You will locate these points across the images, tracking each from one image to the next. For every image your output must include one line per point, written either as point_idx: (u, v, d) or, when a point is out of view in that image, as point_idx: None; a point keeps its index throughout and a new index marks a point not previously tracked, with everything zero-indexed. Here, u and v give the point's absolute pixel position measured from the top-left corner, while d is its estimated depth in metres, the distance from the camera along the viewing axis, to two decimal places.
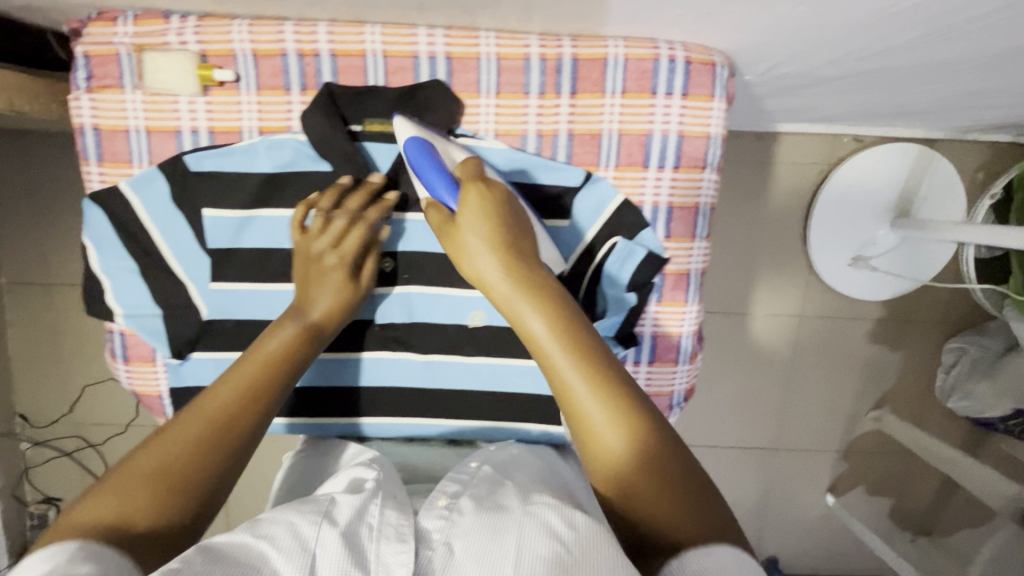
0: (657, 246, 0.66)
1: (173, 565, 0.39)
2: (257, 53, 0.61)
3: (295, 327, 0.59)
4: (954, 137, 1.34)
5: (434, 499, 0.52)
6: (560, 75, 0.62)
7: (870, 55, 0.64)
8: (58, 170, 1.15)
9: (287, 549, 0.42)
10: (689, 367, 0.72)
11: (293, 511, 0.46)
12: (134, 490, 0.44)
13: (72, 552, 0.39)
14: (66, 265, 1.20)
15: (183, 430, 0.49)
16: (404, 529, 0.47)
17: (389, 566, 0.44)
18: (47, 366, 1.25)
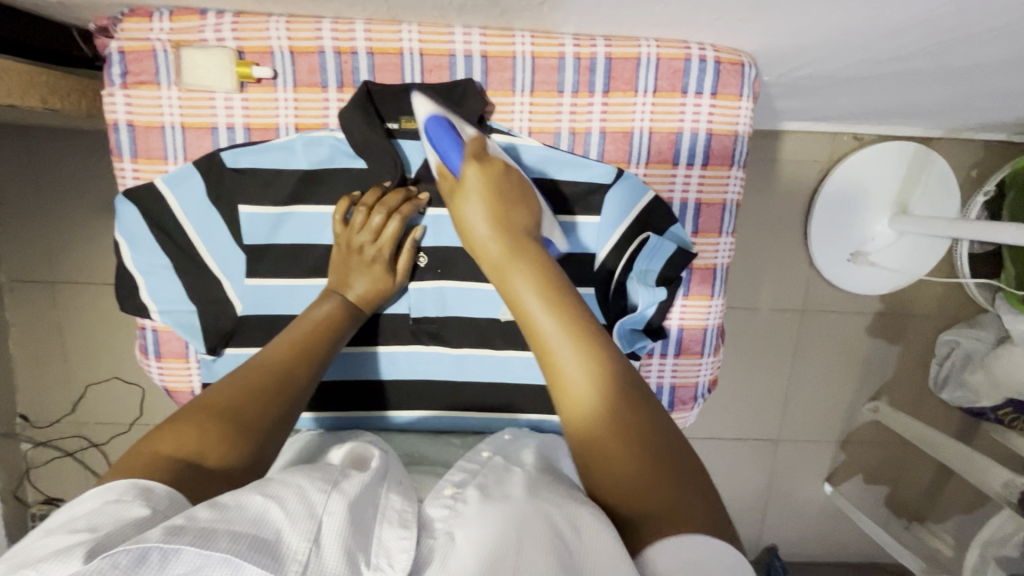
0: (686, 241, 0.68)
1: (176, 522, 0.36)
2: (294, 49, 0.62)
3: (336, 302, 0.63)
4: (950, 136, 1.38)
5: (440, 490, 0.49)
6: (594, 74, 0.64)
7: (890, 58, 0.66)
8: (62, 166, 1.13)
9: (294, 514, 0.39)
10: (713, 359, 0.75)
11: (303, 475, 0.43)
12: (207, 425, 0.48)
13: (122, 491, 0.40)
14: (73, 263, 1.18)
15: (247, 378, 0.53)
16: (408, 515, 0.44)
17: (390, 552, 0.41)
18: (51, 365, 1.24)
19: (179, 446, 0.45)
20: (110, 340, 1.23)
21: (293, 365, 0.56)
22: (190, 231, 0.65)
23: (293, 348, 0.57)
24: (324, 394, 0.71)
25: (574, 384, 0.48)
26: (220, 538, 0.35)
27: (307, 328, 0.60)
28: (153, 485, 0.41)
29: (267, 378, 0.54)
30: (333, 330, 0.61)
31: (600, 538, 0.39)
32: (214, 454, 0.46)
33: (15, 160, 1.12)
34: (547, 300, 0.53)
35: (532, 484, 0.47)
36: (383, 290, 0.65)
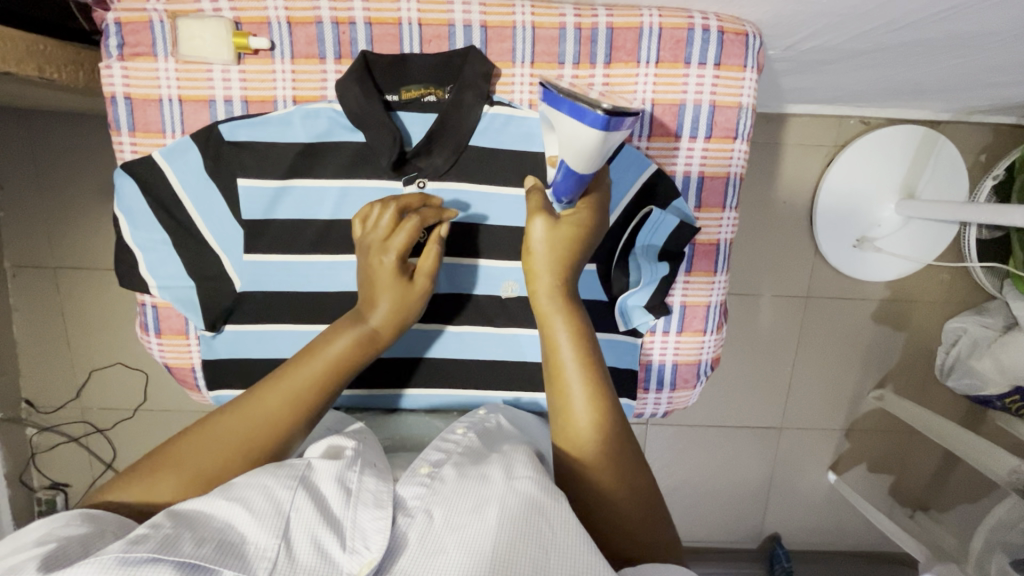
0: (690, 215, 0.66)
1: (141, 531, 0.38)
2: (292, 20, 0.61)
3: (353, 334, 0.56)
4: (958, 119, 1.36)
5: (416, 468, 0.51)
6: (595, 45, 0.62)
7: (899, 27, 0.65)
8: (64, 150, 1.13)
9: (261, 512, 0.41)
10: (715, 337, 0.74)
11: (268, 473, 0.45)
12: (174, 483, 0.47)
13: (70, 517, 0.41)
14: (74, 249, 1.19)
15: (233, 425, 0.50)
16: (382, 495, 0.46)
17: (364, 533, 0.43)
18: (52, 352, 1.24)
19: (141, 487, 0.46)
20: (114, 327, 1.24)
21: (281, 418, 0.51)
22: (187, 205, 0.65)
23: (289, 401, 0.52)
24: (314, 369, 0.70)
25: (591, 451, 0.51)
26: (185, 544, 0.38)
27: (321, 369, 0.53)
28: (102, 513, 0.43)
29: (250, 430, 0.50)
30: (339, 373, 0.55)
31: (570, 536, 0.42)
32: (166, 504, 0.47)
33: (16, 144, 1.12)
34: (582, 350, 0.54)
35: (513, 464, 0.49)
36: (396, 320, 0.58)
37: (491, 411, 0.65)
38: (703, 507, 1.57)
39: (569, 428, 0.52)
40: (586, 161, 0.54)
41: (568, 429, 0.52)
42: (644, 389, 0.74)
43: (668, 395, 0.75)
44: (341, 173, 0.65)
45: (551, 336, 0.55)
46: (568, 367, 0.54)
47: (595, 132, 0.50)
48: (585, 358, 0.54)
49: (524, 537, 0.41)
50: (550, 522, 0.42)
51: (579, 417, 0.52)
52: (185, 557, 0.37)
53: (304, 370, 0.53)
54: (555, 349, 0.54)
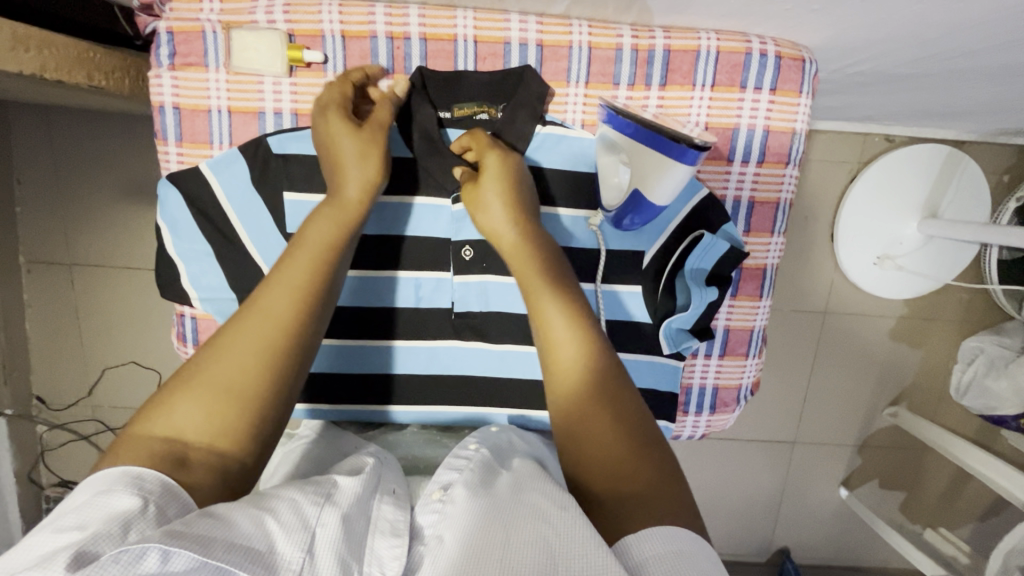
0: (739, 240, 0.66)
1: (176, 526, 0.37)
2: (346, 34, 0.60)
3: (331, 211, 0.55)
4: (983, 139, 1.36)
5: (428, 494, 0.50)
6: (651, 66, 0.62)
7: (956, 56, 0.64)
8: (88, 147, 1.12)
9: (288, 524, 0.41)
10: (757, 361, 0.73)
11: (297, 490, 0.46)
12: (194, 404, 0.45)
13: (113, 480, 0.40)
14: (93, 247, 1.18)
15: (234, 332, 0.48)
16: (399, 525, 0.47)
17: (381, 560, 0.43)
18: (67, 349, 1.23)
19: (167, 422, 0.44)
20: (131, 326, 1.23)
21: (287, 315, 0.50)
22: (232, 218, 0.64)
23: (291, 296, 0.51)
24: (326, 387, 0.69)
25: (586, 401, 0.49)
26: (218, 545, 0.37)
27: (312, 262, 0.52)
28: (146, 474, 0.41)
29: (258, 337, 0.48)
30: (332, 257, 0.54)
31: (582, 540, 0.41)
32: (194, 435, 0.44)
33: (39, 140, 1.11)
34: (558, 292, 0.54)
35: (524, 483, 0.49)
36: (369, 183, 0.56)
37: (504, 429, 0.66)
38: (714, 519, 1.57)
39: (560, 380, 0.51)
40: (660, 190, 0.59)
41: (562, 379, 0.51)
42: (683, 412, 0.73)
43: (707, 419, 0.74)
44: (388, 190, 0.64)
45: (533, 296, 0.55)
46: (545, 305, 0.54)
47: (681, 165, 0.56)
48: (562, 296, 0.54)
49: (523, 536, 0.41)
50: (556, 529, 0.41)
51: (569, 371, 0.51)
52: (215, 558, 0.36)
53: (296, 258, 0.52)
54: (535, 301, 0.54)
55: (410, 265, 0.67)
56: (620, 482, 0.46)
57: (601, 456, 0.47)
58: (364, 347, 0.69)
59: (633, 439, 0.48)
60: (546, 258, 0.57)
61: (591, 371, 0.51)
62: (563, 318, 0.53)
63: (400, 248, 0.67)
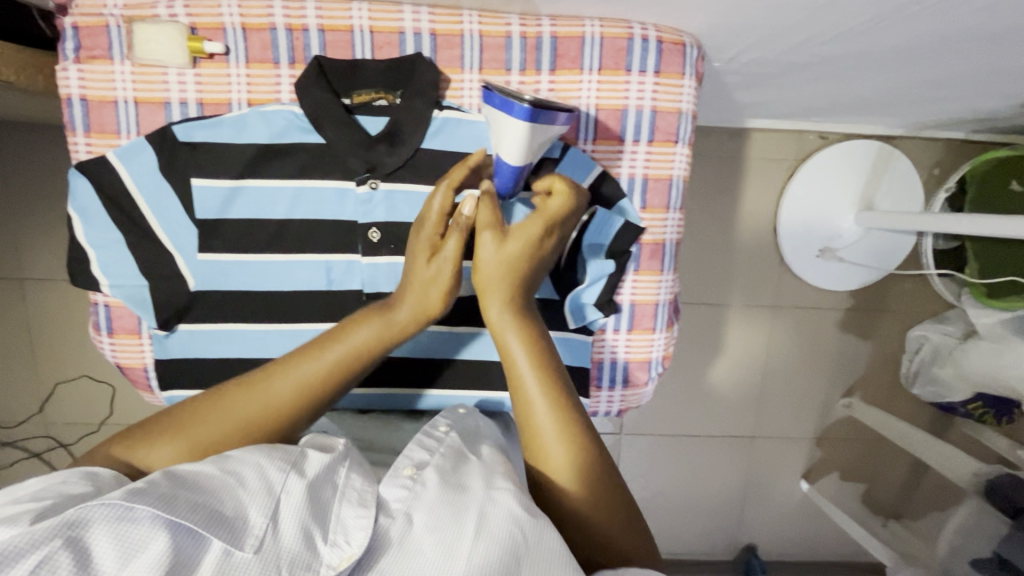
0: (634, 216, 0.69)
1: (139, 485, 0.41)
2: (247, 26, 0.63)
3: (373, 328, 0.59)
4: (912, 134, 1.42)
5: (399, 466, 0.52)
6: (540, 52, 0.65)
7: (829, 39, 0.69)
8: (34, 160, 1.14)
9: (254, 491, 0.45)
10: (666, 334, 0.75)
11: (262, 454, 0.47)
12: (184, 447, 0.52)
13: (67, 475, 0.45)
14: (41, 257, 1.18)
15: (235, 407, 0.54)
16: (367, 494, 0.48)
17: (347, 530, 0.45)
18: (18, 363, 1.23)
19: (198, 433, 0.53)
20: (81, 338, 1.22)
21: (284, 405, 0.55)
22: (142, 205, 0.66)
23: (296, 394, 0.55)
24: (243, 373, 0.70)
25: (551, 449, 0.55)
26: (180, 506, 0.41)
27: (320, 368, 0.56)
28: (99, 471, 0.47)
29: (256, 413, 0.54)
30: (340, 376, 0.57)
31: (549, 546, 0.46)
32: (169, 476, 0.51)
33: None
34: (539, 355, 0.58)
35: (489, 477, 0.52)
36: (420, 325, 0.62)
37: (470, 409, 0.69)
38: (681, 518, 1.56)
39: (532, 413, 0.56)
40: (522, 154, 0.61)
41: (531, 424, 0.56)
42: (597, 387, 0.75)
43: (621, 392, 0.76)
44: (296, 173, 0.67)
45: (510, 354, 0.59)
46: (528, 382, 0.57)
47: (520, 123, 0.59)
48: (545, 358, 0.59)
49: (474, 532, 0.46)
50: (528, 539, 0.46)
51: (536, 413, 0.56)
52: (177, 516, 0.40)
53: (301, 369, 0.56)
54: (510, 354, 0.59)
55: (320, 249, 0.69)
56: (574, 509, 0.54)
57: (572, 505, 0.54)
58: (279, 331, 0.70)
59: (608, 502, 0.54)
60: (537, 330, 0.60)
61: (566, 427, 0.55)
62: (536, 377, 0.57)
63: (309, 231, 0.69)
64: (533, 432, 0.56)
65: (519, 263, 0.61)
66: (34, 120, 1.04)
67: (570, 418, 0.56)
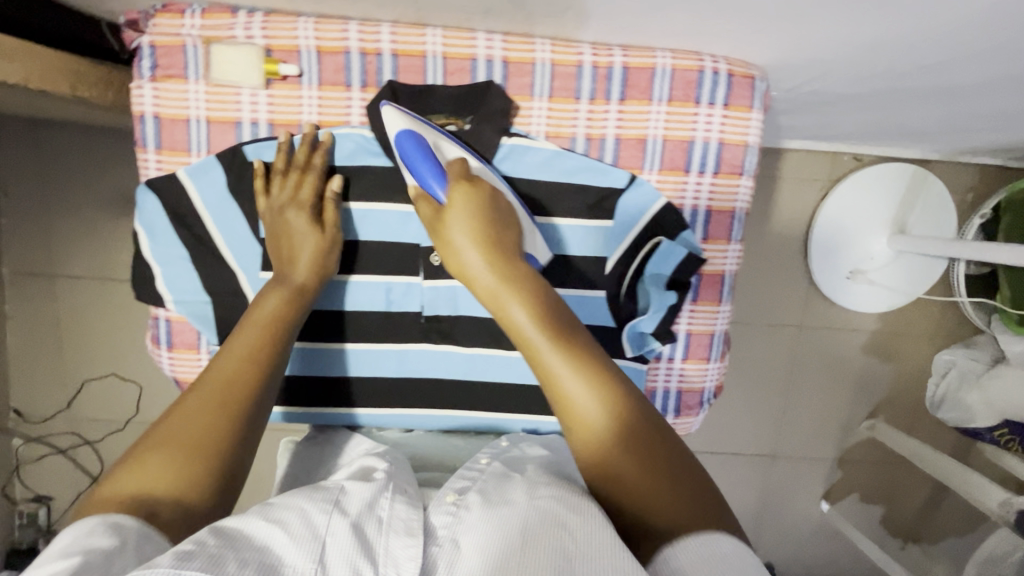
0: (696, 246, 0.69)
1: (186, 547, 0.37)
2: (321, 49, 0.63)
3: (283, 292, 0.61)
4: (947, 159, 1.41)
5: (443, 496, 0.51)
6: (610, 82, 0.65)
7: (897, 75, 0.68)
8: (75, 161, 1.14)
9: (299, 535, 0.41)
10: (719, 365, 0.75)
11: (303, 498, 0.46)
12: (160, 461, 0.45)
13: (93, 526, 0.40)
14: (76, 257, 1.18)
15: (200, 397, 0.51)
16: (413, 524, 0.46)
17: (397, 561, 0.42)
18: (45, 359, 1.23)
19: (134, 481, 0.45)
20: (109, 337, 1.22)
21: (244, 373, 0.54)
22: (209, 224, 0.66)
23: (247, 362, 0.55)
24: (303, 389, 0.71)
25: (579, 405, 0.49)
26: (229, 563, 0.37)
27: (262, 329, 0.58)
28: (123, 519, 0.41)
29: (220, 391, 0.52)
30: (277, 332, 0.58)
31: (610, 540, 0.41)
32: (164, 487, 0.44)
33: (28, 154, 1.14)
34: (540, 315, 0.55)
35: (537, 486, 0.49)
36: (318, 279, 0.63)
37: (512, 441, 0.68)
38: None
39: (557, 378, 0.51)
40: (467, 157, 0.63)
41: (561, 389, 0.51)
42: None
43: (672, 422, 0.76)
44: (362, 196, 0.67)
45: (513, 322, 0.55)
46: (541, 340, 0.53)
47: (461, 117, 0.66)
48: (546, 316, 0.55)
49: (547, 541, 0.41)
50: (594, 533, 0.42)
51: (559, 370, 0.51)
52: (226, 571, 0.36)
53: (240, 342, 0.56)
54: (514, 323, 0.55)
55: (381, 270, 0.69)
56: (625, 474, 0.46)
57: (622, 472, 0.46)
58: (338, 349, 0.70)
59: (656, 460, 0.47)
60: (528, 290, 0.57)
61: (593, 376, 0.51)
62: (547, 331, 0.53)
63: (371, 252, 0.69)
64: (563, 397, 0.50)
65: (483, 219, 0.60)
66: (79, 122, 1.05)
67: (589, 363, 0.51)
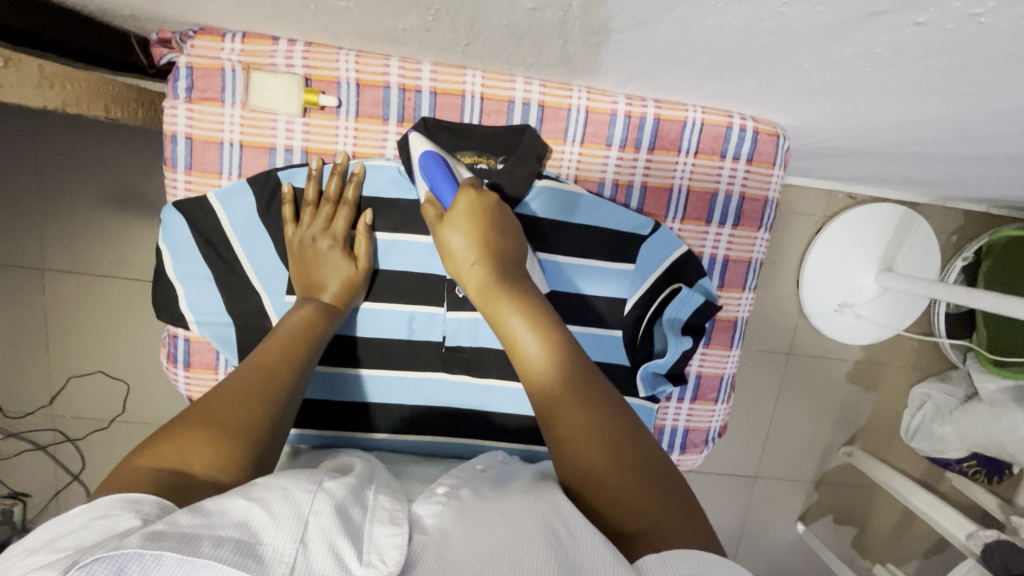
0: (713, 293, 0.73)
1: (157, 527, 0.35)
2: (361, 82, 0.64)
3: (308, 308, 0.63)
4: (936, 202, 1.46)
5: (433, 489, 0.50)
6: (642, 132, 0.67)
7: (908, 142, 0.71)
8: (61, 153, 1.08)
9: (280, 514, 0.39)
10: (725, 407, 0.79)
11: (288, 477, 0.43)
12: (192, 438, 0.47)
13: (109, 505, 0.38)
14: (60, 251, 1.12)
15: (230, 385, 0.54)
16: (398, 513, 0.44)
17: (380, 548, 0.40)
18: (25, 354, 1.16)
19: (171, 454, 0.45)
20: (90, 335, 1.17)
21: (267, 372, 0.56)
22: (236, 247, 0.66)
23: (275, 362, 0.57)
24: (317, 413, 0.71)
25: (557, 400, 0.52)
26: (204, 543, 0.35)
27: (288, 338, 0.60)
28: (141, 497, 0.40)
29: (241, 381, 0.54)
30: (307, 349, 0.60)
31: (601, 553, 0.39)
32: (201, 466, 0.45)
33: (10, 143, 1.07)
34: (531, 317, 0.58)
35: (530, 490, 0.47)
36: (345, 301, 0.65)
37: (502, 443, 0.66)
38: None
39: (536, 375, 0.55)
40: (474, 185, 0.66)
41: (541, 385, 0.54)
42: None
43: (677, 458, 0.79)
44: (390, 228, 0.69)
45: (506, 321, 0.58)
46: (524, 337, 0.57)
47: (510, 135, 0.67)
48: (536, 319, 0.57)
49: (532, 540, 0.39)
50: (575, 543, 0.40)
51: (541, 368, 0.54)
52: (198, 553, 0.34)
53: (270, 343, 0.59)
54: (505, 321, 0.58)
55: (406, 300, 0.70)
56: (593, 476, 0.47)
57: (595, 481, 0.47)
58: (357, 375, 0.71)
59: (634, 470, 0.47)
60: (524, 294, 0.60)
61: (576, 385, 0.53)
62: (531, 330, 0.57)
63: (397, 282, 0.70)
64: (543, 395, 0.54)
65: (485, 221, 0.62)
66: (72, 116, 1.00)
67: (570, 364, 0.54)
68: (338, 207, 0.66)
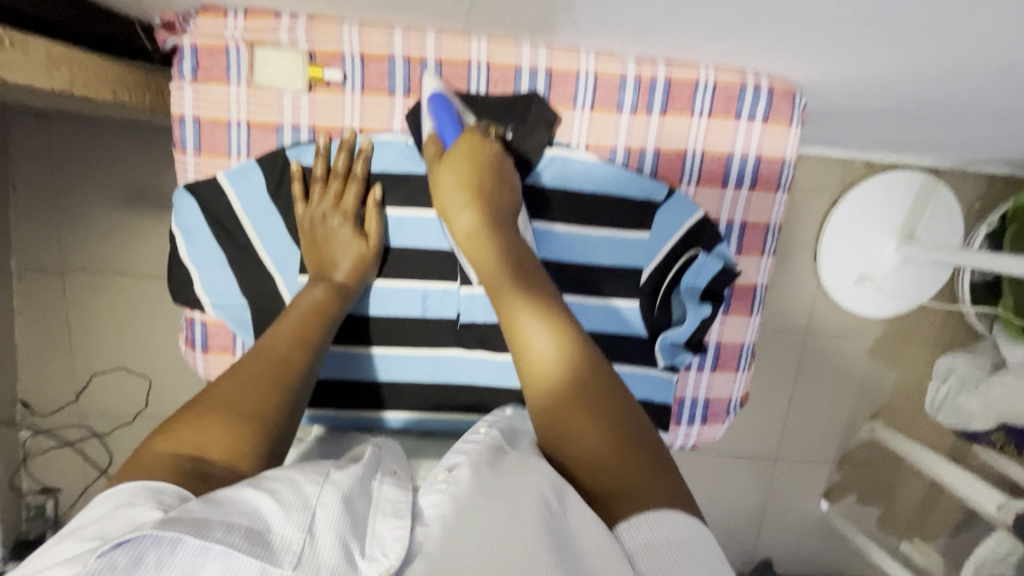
0: (731, 259, 0.71)
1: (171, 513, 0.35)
2: (365, 55, 0.63)
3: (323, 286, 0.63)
4: (957, 168, 1.41)
5: (434, 476, 0.48)
6: (653, 95, 0.66)
7: (928, 98, 0.69)
8: (73, 151, 1.09)
9: (288, 504, 0.39)
10: (746, 375, 0.77)
11: (296, 469, 0.43)
12: (208, 424, 0.47)
13: (134, 494, 0.39)
14: (78, 249, 1.13)
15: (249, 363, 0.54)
16: (401, 505, 0.43)
17: (383, 541, 0.40)
18: (50, 352, 1.18)
19: (189, 440, 0.46)
20: (110, 331, 1.18)
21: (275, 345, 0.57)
22: (248, 228, 0.67)
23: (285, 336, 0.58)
24: (334, 392, 0.70)
25: (543, 368, 0.53)
26: (217, 529, 0.34)
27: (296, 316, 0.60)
28: (163, 487, 0.40)
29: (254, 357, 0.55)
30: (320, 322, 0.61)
31: (596, 539, 0.38)
32: (220, 451, 0.46)
33: (21, 141, 1.07)
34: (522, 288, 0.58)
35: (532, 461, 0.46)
36: (359, 279, 0.66)
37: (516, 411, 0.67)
38: None
39: (523, 342, 0.54)
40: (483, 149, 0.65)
41: (527, 351, 0.54)
42: (676, 423, 0.76)
43: (698, 429, 0.77)
44: (401, 203, 0.68)
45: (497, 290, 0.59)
46: (514, 304, 0.57)
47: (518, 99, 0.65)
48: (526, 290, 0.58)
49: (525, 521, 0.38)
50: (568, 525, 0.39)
51: (527, 334, 0.54)
52: (211, 539, 0.34)
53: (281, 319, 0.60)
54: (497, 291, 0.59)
55: (419, 276, 0.70)
56: (578, 440, 0.48)
57: (582, 447, 0.47)
58: (373, 353, 0.70)
59: (621, 438, 0.47)
60: (515, 264, 0.60)
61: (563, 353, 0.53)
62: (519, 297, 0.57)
63: (410, 259, 0.69)
64: (530, 361, 0.53)
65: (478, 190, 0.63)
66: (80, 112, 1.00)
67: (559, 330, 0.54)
68: (348, 182, 0.66)
